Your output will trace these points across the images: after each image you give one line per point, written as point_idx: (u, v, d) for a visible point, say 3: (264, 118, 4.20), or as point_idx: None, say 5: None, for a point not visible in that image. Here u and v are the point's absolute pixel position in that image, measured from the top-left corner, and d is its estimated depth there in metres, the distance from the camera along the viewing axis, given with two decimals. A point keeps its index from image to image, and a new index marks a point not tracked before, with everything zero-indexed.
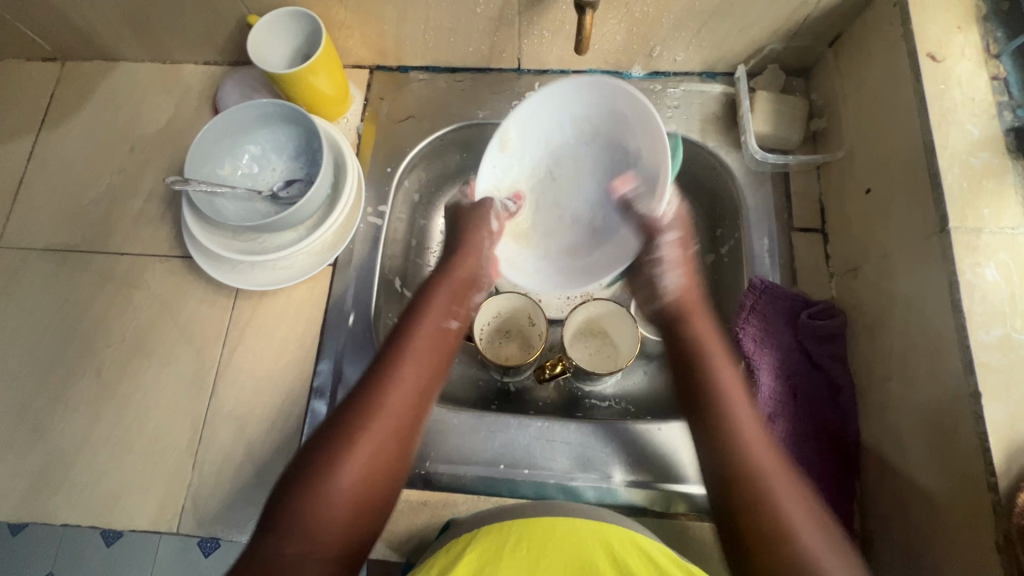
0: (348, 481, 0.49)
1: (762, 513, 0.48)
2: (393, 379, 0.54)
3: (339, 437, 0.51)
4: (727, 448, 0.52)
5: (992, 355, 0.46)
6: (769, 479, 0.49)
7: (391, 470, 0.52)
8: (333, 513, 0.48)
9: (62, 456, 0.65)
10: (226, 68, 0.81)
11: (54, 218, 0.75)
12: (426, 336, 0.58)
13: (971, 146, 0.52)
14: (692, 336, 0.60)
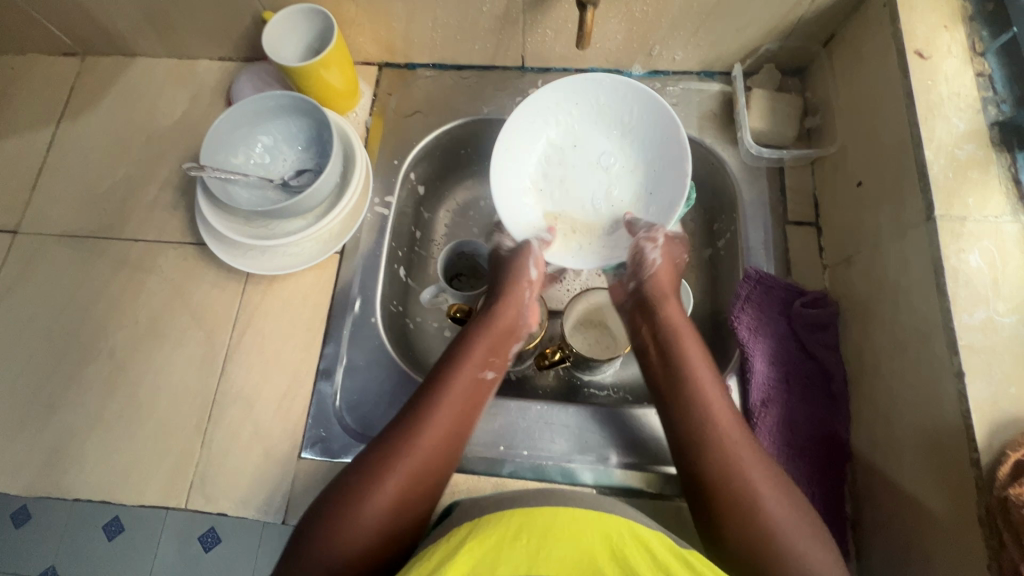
0: (369, 521, 0.51)
1: (741, 499, 0.51)
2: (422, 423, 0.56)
3: (367, 478, 0.52)
4: (707, 441, 0.55)
5: (976, 337, 0.48)
6: (745, 464, 0.53)
7: (414, 511, 0.53)
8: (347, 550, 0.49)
9: (75, 433, 0.67)
10: (240, 64, 0.84)
11: (72, 205, 0.78)
12: (462, 387, 0.59)
13: (957, 139, 0.54)
14: (679, 331, 0.63)
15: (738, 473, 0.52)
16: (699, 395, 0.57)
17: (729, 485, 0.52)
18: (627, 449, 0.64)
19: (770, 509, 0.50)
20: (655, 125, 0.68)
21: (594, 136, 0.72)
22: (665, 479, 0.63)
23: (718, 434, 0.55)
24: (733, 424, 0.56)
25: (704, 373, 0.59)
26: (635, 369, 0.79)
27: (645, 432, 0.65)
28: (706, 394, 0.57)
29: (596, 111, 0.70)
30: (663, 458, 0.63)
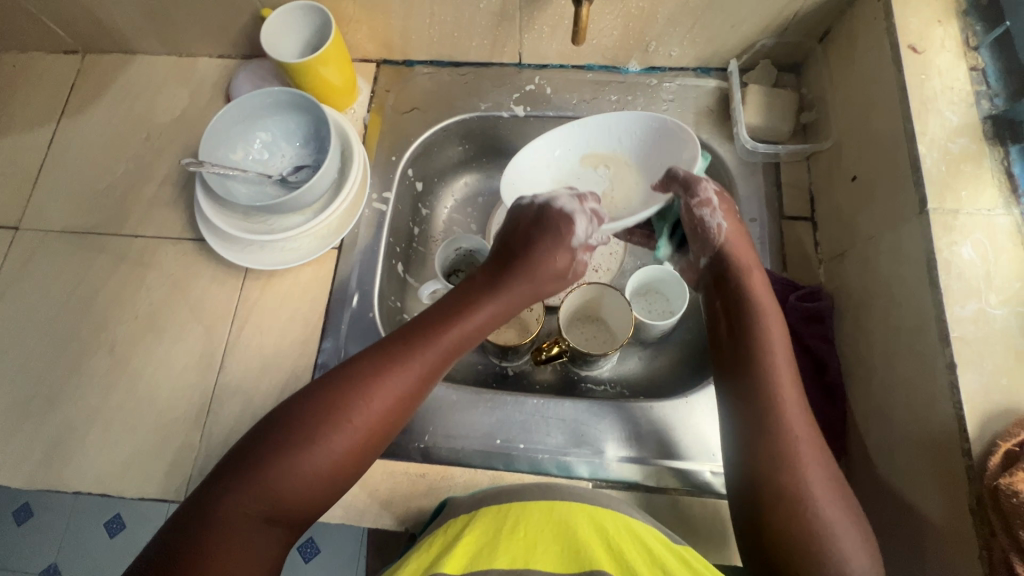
0: (317, 459, 0.50)
1: (782, 472, 0.51)
2: (391, 376, 0.53)
3: (329, 413, 0.51)
4: (763, 416, 0.54)
5: (968, 329, 0.48)
6: (800, 443, 0.52)
7: (363, 459, 0.53)
8: (290, 482, 0.49)
9: (75, 427, 0.68)
10: (239, 61, 0.84)
11: (72, 201, 0.78)
12: (443, 348, 0.56)
13: (950, 132, 0.54)
14: (759, 304, 0.60)
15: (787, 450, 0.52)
16: (767, 369, 0.56)
17: (775, 457, 0.52)
18: (623, 442, 0.64)
19: (815, 493, 0.50)
20: (616, 126, 0.72)
21: (575, 176, 0.74)
22: (661, 472, 0.63)
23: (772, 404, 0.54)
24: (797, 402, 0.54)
25: (775, 349, 0.57)
26: (632, 365, 0.79)
27: (640, 425, 0.65)
28: (772, 369, 0.56)
29: (564, 161, 0.74)
30: (659, 451, 0.64)
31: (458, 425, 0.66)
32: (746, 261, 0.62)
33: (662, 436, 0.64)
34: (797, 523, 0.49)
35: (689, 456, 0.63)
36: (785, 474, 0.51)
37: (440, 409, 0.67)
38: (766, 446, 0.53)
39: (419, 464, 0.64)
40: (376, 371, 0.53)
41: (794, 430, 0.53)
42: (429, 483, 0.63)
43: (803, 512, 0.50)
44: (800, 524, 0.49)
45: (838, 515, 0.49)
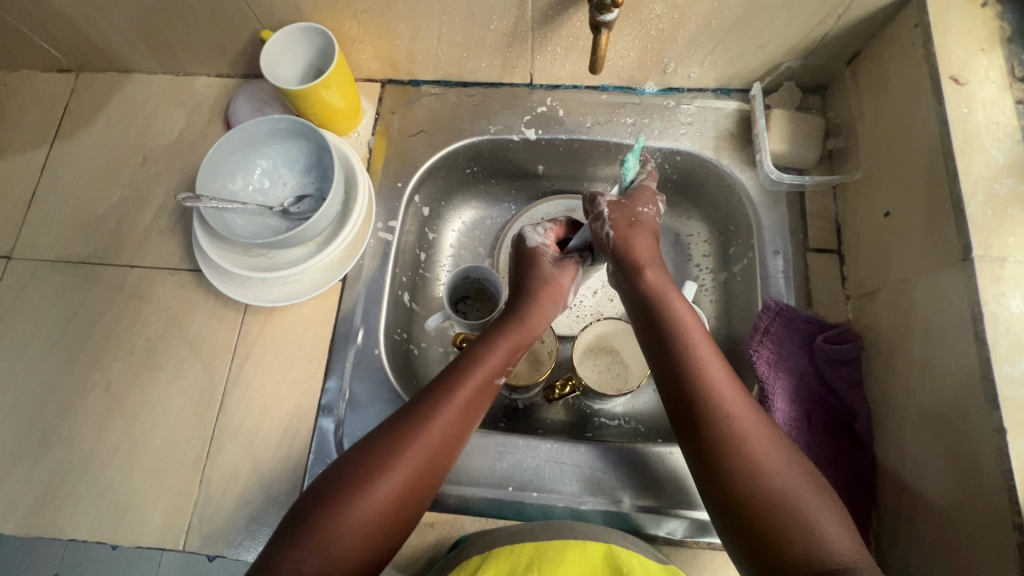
0: (373, 506, 0.47)
1: (737, 462, 0.47)
2: (435, 418, 0.52)
3: (380, 459, 0.49)
4: (706, 416, 0.49)
5: (1017, 390, 0.45)
6: (749, 435, 0.48)
7: (421, 501, 0.51)
8: (349, 537, 0.46)
9: (70, 469, 0.65)
10: (238, 81, 0.81)
11: (66, 229, 0.75)
12: (476, 379, 0.55)
13: (996, 172, 0.51)
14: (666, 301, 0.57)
15: (741, 445, 0.48)
16: (697, 363, 0.52)
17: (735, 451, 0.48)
18: (641, 492, 0.61)
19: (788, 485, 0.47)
20: None
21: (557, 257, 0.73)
22: (680, 523, 0.60)
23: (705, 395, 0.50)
24: (735, 391, 0.51)
25: (697, 342, 0.54)
26: (647, 398, 0.76)
27: (659, 472, 0.62)
28: (701, 363, 0.52)
29: None
30: (678, 502, 0.61)
31: (467, 471, 0.63)
32: (637, 259, 0.60)
33: (682, 486, 0.61)
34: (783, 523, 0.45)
35: None
36: (747, 472, 0.47)
37: None
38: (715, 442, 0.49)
39: (427, 513, 0.61)
40: (420, 414, 0.52)
41: (740, 421, 0.49)
42: (438, 532, 0.61)
43: (781, 511, 0.45)
44: (780, 521, 0.45)
45: (807, 497, 0.46)
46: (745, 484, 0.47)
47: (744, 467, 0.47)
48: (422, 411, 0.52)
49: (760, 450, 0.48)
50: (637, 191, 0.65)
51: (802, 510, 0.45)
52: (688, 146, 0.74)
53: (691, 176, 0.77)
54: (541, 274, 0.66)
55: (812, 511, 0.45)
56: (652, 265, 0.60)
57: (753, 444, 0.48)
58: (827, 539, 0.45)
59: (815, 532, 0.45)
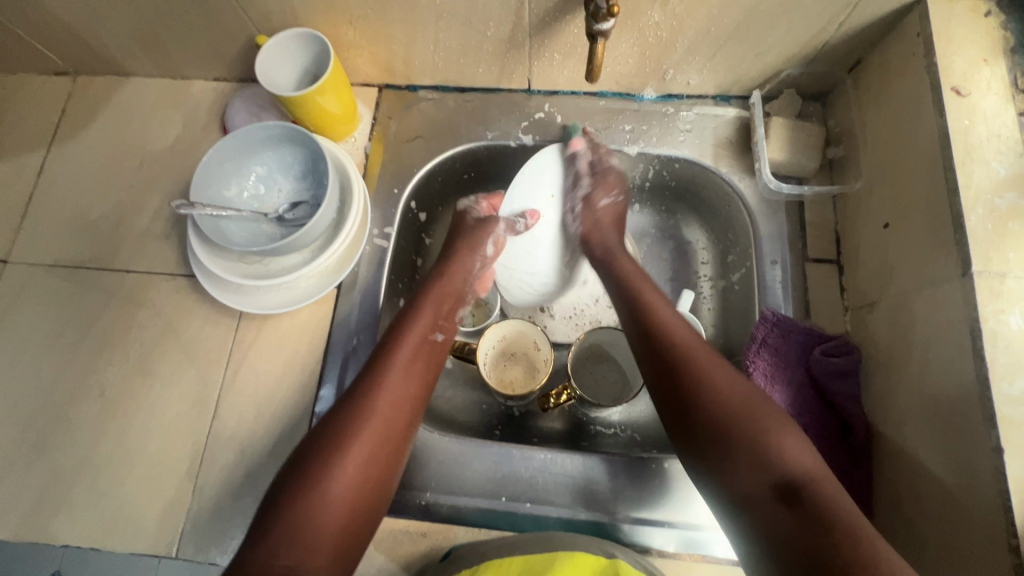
0: (336, 471, 0.49)
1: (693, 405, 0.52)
2: (385, 383, 0.55)
3: (335, 431, 0.51)
4: (666, 373, 0.55)
5: (1015, 410, 0.44)
6: (708, 371, 0.53)
7: (388, 467, 0.52)
8: (313, 511, 0.47)
9: (65, 474, 0.65)
10: (235, 85, 0.80)
11: (62, 234, 0.75)
12: (414, 345, 0.59)
13: (998, 186, 0.50)
14: (624, 270, 0.66)
15: (698, 386, 0.52)
16: (656, 319, 0.59)
17: (690, 384, 0.53)
18: (636, 505, 0.61)
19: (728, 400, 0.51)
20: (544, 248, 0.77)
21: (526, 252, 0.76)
22: (675, 537, 0.60)
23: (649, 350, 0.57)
24: (687, 338, 0.57)
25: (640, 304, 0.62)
26: (643, 407, 0.75)
27: (654, 484, 0.62)
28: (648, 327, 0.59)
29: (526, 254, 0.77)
30: (673, 515, 0.60)
31: (460, 480, 0.63)
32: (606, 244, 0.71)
33: (676, 498, 0.61)
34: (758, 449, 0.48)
35: (705, 521, 0.60)
36: (710, 407, 0.51)
37: (442, 463, 0.63)
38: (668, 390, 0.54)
39: (420, 522, 0.61)
40: (365, 385, 0.54)
41: (695, 376, 0.53)
42: (430, 542, 0.61)
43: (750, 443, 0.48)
44: (743, 444, 0.49)
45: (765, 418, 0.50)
46: (712, 420, 0.50)
47: (704, 404, 0.51)
48: (371, 382, 0.54)
49: (717, 385, 0.52)
50: (599, 172, 0.73)
51: (761, 430, 0.49)
52: (686, 153, 0.73)
53: (689, 183, 0.76)
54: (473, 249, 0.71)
55: (770, 427, 0.49)
56: (616, 241, 0.71)
57: (711, 380, 0.53)
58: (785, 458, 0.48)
59: (774, 443, 0.48)
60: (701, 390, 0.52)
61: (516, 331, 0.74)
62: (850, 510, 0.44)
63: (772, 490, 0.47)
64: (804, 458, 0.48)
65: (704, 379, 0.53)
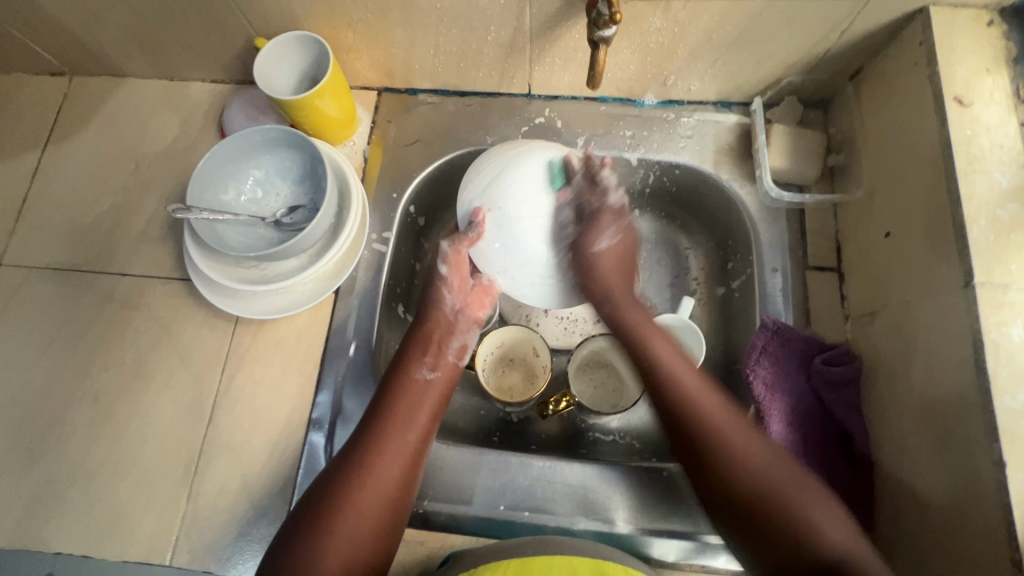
0: (345, 533, 0.53)
1: (724, 467, 0.55)
2: (382, 448, 0.57)
3: (329, 503, 0.54)
4: (693, 429, 0.57)
5: (1017, 422, 0.44)
6: (736, 447, 0.55)
7: (387, 526, 0.55)
8: (328, 571, 0.51)
9: (58, 480, 0.64)
10: (233, 87, 0.80)
11: (57, 237, 0.74)
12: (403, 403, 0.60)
13: (1000, 197, 0.50)
14: (628, 322, 0.65)
15: (731, 459, 0.55)
16: (675, 381, 0.59)
17: (724, 465, 0.55)
18: (635, 513, 0.61)
19: (752, 468, 0.54)
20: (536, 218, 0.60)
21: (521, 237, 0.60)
22: (674, 547, 0.59)
23: (676, 397, 0.59)
24: (715, 407, 0.58)
25: (658, 349, 0.62)
26: (642, 413, 0.74)
27: (653, 493, 0.61)
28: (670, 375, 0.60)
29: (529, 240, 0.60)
30: (673, 524, 0.60)
31: (458, 488, 0.62)
32: (612, 282, 0.65)
33: (675, 506, 0.61)
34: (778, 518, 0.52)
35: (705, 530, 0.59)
36: (741, 477, 0.54)
37: (440, 471, 0.63)
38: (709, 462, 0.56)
39: (418, 531, 0.61)
40: (358, 450, 0.57)
41: (722, 442, 0.56)
42: (427, 550, 0.60)
43: (786, 510, 0.52)
44: (772, 521, 0.52)
45: (791, 493, 0.53)
46: (739, 492, 0.54)
47: (737, 478, 0.54)
48: (369, 448, 0.57)
49: (751, 458, 0.55)
50: (592, 216, 0.64)
51: (791, 506, 0.52)
52: (686, 160, 0.73)
53: (690, 190, 0.76)
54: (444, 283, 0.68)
55: (802, 505, 0.52)
56: (625, 296, 0.66)
57: (737, 452, 0.55)
58: (818, 528, 0.51)
59: (806, 518, 0.51)
60: (726, 458, 0.55)
61: (515, 336, 0.73)
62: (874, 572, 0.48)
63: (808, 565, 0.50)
64: (837, 528, 0.51)
65: (731, 440, 0.56)
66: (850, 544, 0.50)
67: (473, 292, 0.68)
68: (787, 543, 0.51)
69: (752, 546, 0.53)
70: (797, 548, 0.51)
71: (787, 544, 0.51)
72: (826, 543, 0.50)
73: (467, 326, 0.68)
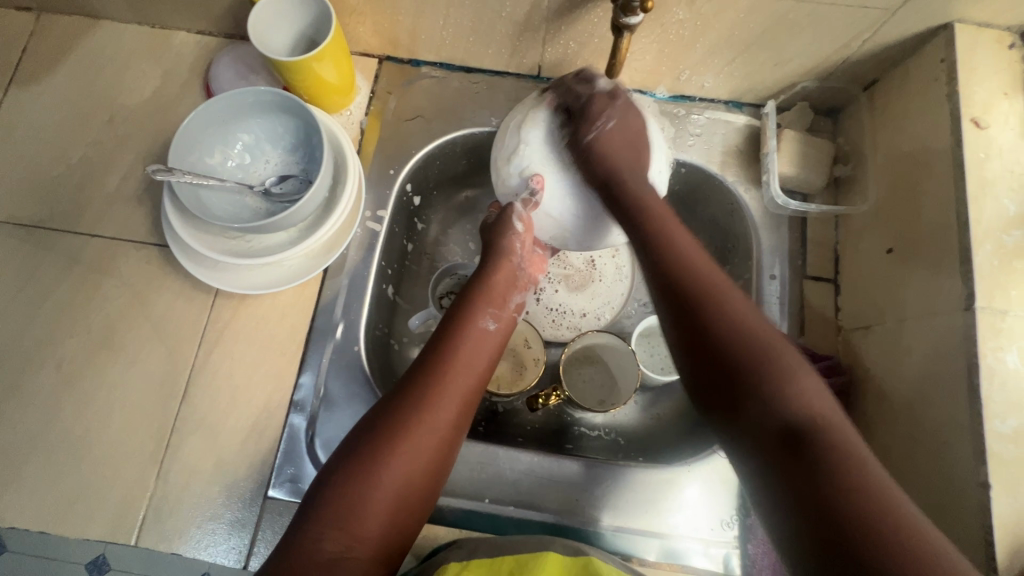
0: (391, 484, 0.46)
1: (709, 309, 0.47)
2: (433, 399, 0.50)
3: (383, 438, 0.48)
4: (694, 290, 0.49)
5: (1005, 447, 0.45)
6: (730, 304, 0.48)
7: (438, 475, 0.50)
8: (371, 518, 0.45)
9: (14, 451, 0.60)
10: (221, 41, 0.74)
11: (18, 189, 0.68)
12: (470, 342, 0.54)
13: (1006, 223, 0.50)
14: (648, 205, 0.55)
15: (717, 312, 0.47)
16: (673, 248, 0.52)
17: (700, 294, 0.49)
18: (620, 513, 0.61)
19: (737, 314, 0.47)
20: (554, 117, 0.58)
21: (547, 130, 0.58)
22: (657, 548, 0.60)
23: (671, 253, 0.52)
24: (715, 275, 0.50)
25: (669, 224, 0.54)
26: (629, 410, 0.73)
27: (640, 493, 0.61)
28: (671, 239, 0.53)
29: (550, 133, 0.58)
30: (657, 523, 0.60)
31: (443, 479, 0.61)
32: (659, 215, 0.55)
33: (661, 505, 0.61)
34: (753, 361, 0.44)
35: (687, 534, 0.60)
36: (731, 323, 0.46)
37: None
38: (679, 286, 0.50)
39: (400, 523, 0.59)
40: (423, 388, 0.50)
41: (721, 290, 0.49)
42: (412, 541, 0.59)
43: (750, 347, 0.45)
44: (754, 385, 0.43)
45: (784, 357, 0.44)
46: (727, 339, 0.46)
47: (723, 330, 0.46)
48: (422, 397, 0.50)
49: (733, 313, 0.47)
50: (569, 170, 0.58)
51: (780, 373, 0.43)
52: (694, 159, 0.71)
53: (694, 190, 0.74)
54: (506, 241, 0.60)
55: (789, 367, 0.43)
56: (627, 168, 0.58)
57: (727, 304, 0.48)
58: (795, 393, 0.42)
59: (782, 381, 0.43)
60: (713, 300, 0.48)
61: None
62: (861, 459, 0.38)
63: (779, 433, 0.41)
64: (819, 402, 0.42)
65: (723, 292, 0.49)
66: (830, 414, 0.41)
67: (532, 252, 0.64)
68: (763, 413, 0.42)
69: (724, 420, 0.45)
70: (775, 418, 0.42)
71: (758, 390, 0.43)
72: (797, 403, 0.42)
73: (528, 282, 0.63)
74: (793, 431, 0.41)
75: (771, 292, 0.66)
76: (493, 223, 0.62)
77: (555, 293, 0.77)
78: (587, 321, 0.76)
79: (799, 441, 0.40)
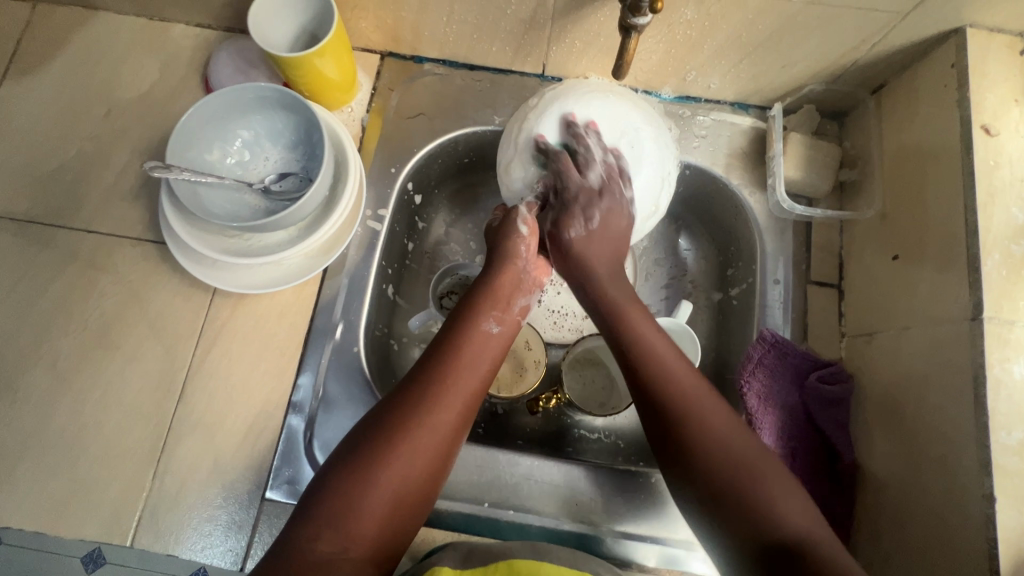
0: (388, 486, 0.46)
1: (689, 434, 0.47)
2: (433, 402, 0.49)
3: (382, 439, 0.47)
4: (670, 417, 0.47)
5: (1010, 458, 0.45)
6: (706, 418, 0.47)
7: (437, 479, 0.49)
8: (366, 520, 0.45)
9: (8, 449, 0.60)
10: (221, 35, 0.73)
11: (13, 183, 0.67)
12: (473, 344, 0.54)
13: (1015, 232, 0.50)
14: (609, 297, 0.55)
15: (706, 456, 0.46)
16: (647, 351, 0.51)
17: (680, 429, 0.47)
18: (619, 518, 0.60)
19: (711, 417, 0.47)
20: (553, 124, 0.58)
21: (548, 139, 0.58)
22: (656, 554, 0.59)
23: (650, 364, 0.50)
24: (690, 381, 0.49)
25: (638, 322, 0.53)
26: (629, 414, 0.72)
27: (640, 498, 0.61)
28: (642, 342, 0.51)
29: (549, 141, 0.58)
30: (657, 530, 0.60)
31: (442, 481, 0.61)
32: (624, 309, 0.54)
33: (662, 511, 0.61)
34: (738, 487, 0.45)
35: (687, 541, 0.59)
36: (711, 455, 0.46)
37: None
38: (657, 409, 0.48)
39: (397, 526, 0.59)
40: (423, 390, 0.50)
41: (698, 415, 0.47)
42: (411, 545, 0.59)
43: (733, 466, 0.45)
44: (736, 495, 0.44)
45: (766, 476, 0.45)
46: (713, 472, 0.45)
47: (705, 456, 0.46)
48: (422, 398, 0.49)
49: (714, 428, 0.47)
50: (567, 194, 0.57)
51: (763, 484, 0.45)
52: (698, 161, 0.70)
53: (698, 192, 0.74)
54: (509, 243, 0.59)
55: (771, 490, 0.44)
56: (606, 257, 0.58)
57: (707, 424, 0.47)
58: (782, 513, 0.44)
59: (765, 495, 0.44)
60: (694, 421, 0.47)
61: None
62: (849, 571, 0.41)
63: (770, 552, 0.43)
64: (799, 514, 0.44)
65: (700, 397, 0.48)
66: (815, 529, 0.43)
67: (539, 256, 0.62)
68: (748, 529, 0.44)
69: (713, 520, 0.45)
70: (764, 535, 0.43)
71: (747, 515, 0.44)
72: (786, 522, 0.43)
73: (535, 286, 0.61)
74: (785, 551, 0.42)
75: (774, 297, 0.66)
76: (498, 227, 0.62)
77: (556, 295, 0.76)
78: (588, 323, 0.76)
79: (792, 560, 0.42)
